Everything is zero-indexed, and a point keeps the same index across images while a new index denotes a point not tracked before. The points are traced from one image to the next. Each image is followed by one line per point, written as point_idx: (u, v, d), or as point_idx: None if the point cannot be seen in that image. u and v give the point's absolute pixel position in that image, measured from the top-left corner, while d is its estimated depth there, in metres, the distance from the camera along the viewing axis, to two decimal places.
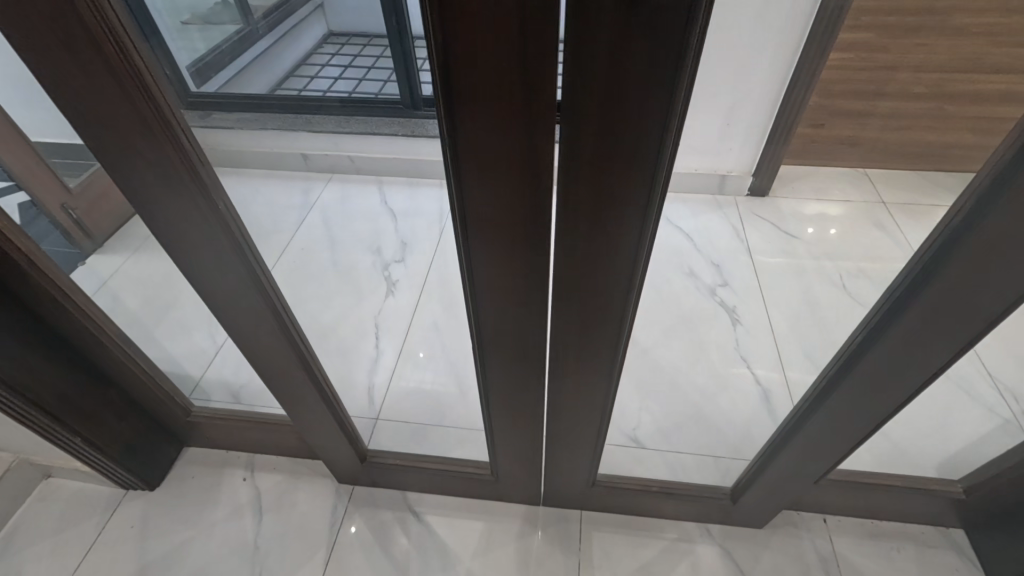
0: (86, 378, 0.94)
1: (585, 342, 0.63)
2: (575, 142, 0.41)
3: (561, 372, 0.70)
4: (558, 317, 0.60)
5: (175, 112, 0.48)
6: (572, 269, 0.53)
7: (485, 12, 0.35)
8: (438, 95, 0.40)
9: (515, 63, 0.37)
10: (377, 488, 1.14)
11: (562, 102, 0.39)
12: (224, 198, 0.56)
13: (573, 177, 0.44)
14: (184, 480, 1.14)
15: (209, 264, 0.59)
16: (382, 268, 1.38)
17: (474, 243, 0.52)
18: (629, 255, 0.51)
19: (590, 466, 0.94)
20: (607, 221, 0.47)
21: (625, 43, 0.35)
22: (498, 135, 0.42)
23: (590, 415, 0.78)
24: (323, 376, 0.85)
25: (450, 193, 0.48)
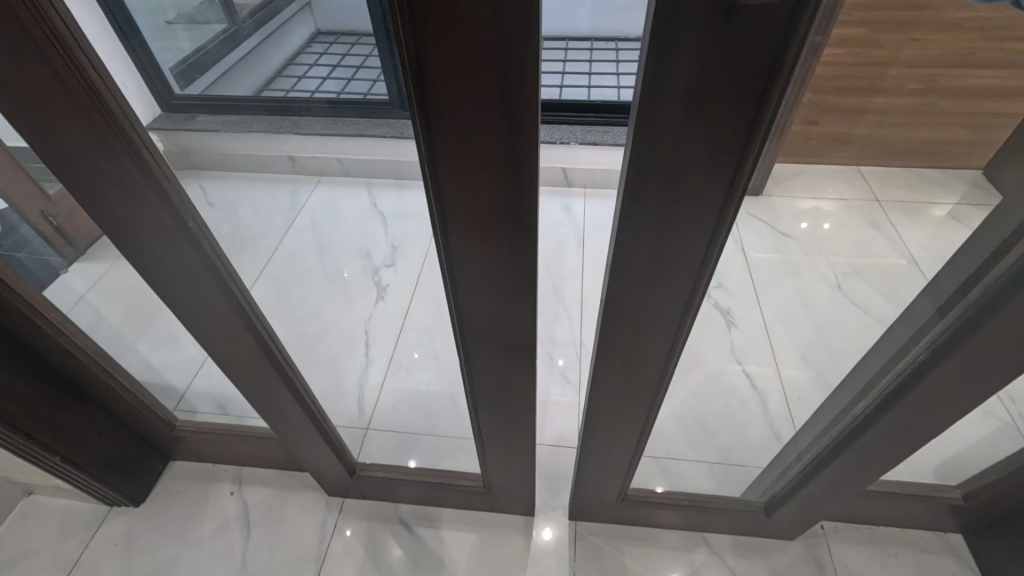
0: (68, 395, 0.91)
1: (636, 353, 0.62)
2: (647, 154, 0.40)
3: (601, 384, 0.69)
4: (607, 329, 0.59)
5: (132, 122, 0.46)
6: (630, 282, 0.52)
7: (462, 11, 0.32)
8: (413, 102, 0.38)
9: (497, 67, 0.34)
10: (368, 500, 1.12)
11: (638, 123, 0.38)
12: (191, 211, 0.53)
13: (639, 192, 0.43)
14: (169, 496, 1.12)
15: (182, 284, 0.56)
16: (371, 272, 1.23)
17: (479, 256, 0.49)
18: (695, 271, 0.50)
19: (622, 476, 0.93)
20: (675, 233, 0.46)
21: (717, 48, 0.33)
22: (482, 147, 0.40)
23: (630, 424, 0.77)
24: (305, 387, 0.82)
25: (433, 206, 0.45)
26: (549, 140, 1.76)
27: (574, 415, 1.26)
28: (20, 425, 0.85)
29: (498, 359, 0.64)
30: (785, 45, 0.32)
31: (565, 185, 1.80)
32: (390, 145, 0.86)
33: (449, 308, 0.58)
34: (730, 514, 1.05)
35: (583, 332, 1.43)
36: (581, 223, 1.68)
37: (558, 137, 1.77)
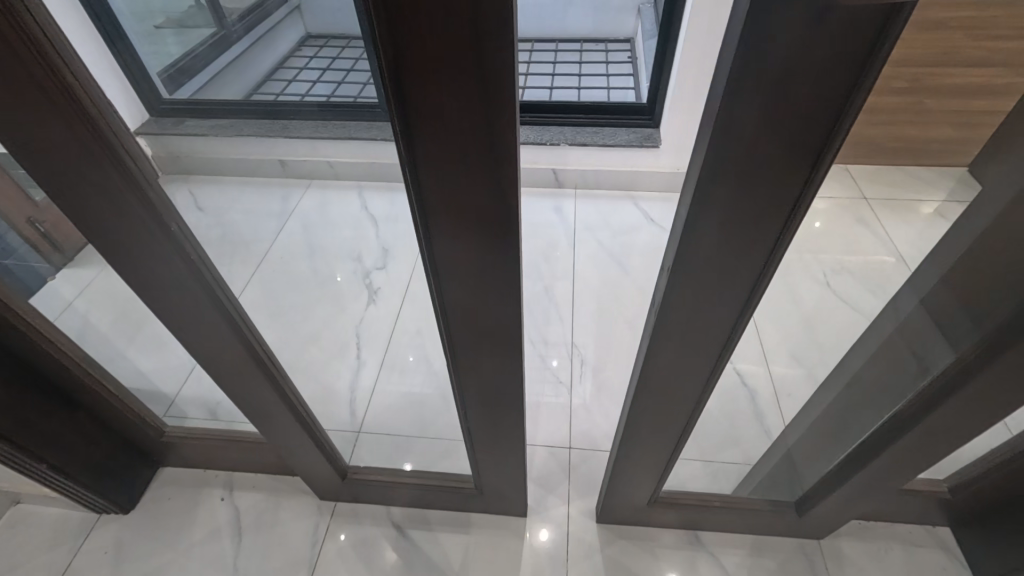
0: (53, 403, 0.90)
1: (685, 353, 0.62)
2: (724, 155, 0.39)
3: (645, 384, 0.68)
4: (659, 330, 0.59)
5: (115, 128, 0.45)
6: (689, 283, 0.52)
7: (438, 13, 0.32)
8: (388, 102, 0.37)
9: (475, 70, 0.34)
10: (359, 504, 1.12)
11: (716, 126, 0.37)
12: (175, 217, 0.53)
13: (711, 192, 0.42)
14: (160, 503, 1.11)
15: (167, 290, 0.56)
16: (362, 276, 1.14)
17: (461, 257, 0.49)
18: (754, 273, 0.50)
19: (655, 477, 0.93)
20: (742, 234, 0.46)
21: (807, 48, 0.32)
22: (462, 149, 0.40)
23: (672, 422, 0.76)
24: (290, 387, 0.80)
25: (412, 203, 0.45)
26: (537, 141, 1.72)
27: (566, 415, 1.27)
28: (9, 434, 0.84)
29: (485, 359, 0.64)
30: (880, 46, 0.32)
31: (555, 186, 1.82)
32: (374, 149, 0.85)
33: (431, 303, 0.58)
34: (722, 513, 1.05)
35: (574, 332, 1.44)
36: (570, 225, 1.71)
37: (547, 138, 1.72)
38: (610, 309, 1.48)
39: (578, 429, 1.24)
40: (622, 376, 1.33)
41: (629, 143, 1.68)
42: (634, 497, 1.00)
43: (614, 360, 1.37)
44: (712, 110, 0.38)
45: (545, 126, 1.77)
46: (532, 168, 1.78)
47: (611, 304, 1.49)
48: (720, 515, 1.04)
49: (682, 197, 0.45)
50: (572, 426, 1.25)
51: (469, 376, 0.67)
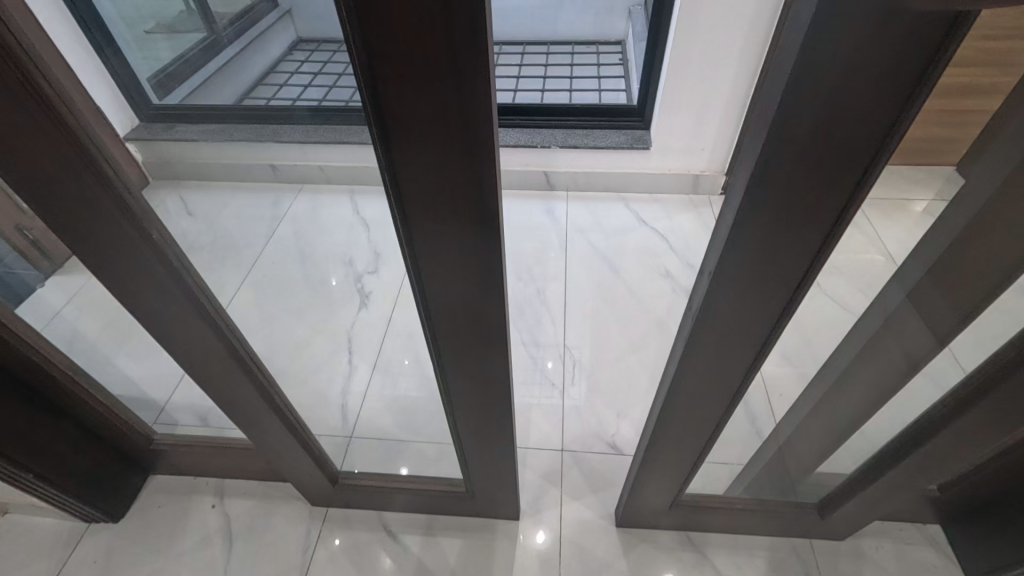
0: (41, 411, 0.90)
1: (722, 358, 0.62)
2: (778, 159, 0.39)
3: (677, 389, 0.68)
4: (695, 334, 0.58)
5: (93, 135, 0.45)
6: (732, 288, 0.51)
7: (411, 16, 0.32)
8: (365, 104, 0.37)
9: (449, 70, 0.34)
10: (351, 509, 1.12)
11: (772, 130, 0.37)
12: (157, 224, 0.53)
13: (763, 197, 0.42)
14: (150, 511, 1.10)
15: (150, 298, 0.56)
16: (354, 279, 0.97)
17: (441, 259, 0.49)
18: (796, 276, 0.50)
19: (681, 480, 0.92)
20: (788, 238, 0.46)
21: (869, 51, 0.32)
22: (440, 152, 0.40)
23: (701, 426, 0.76)
24: (276, 390, 0.79)
25: (391, 203, 0.45)
26: (530, 143, 1.72)
27: (559, 418, 1.26)
28: None
29: (465, 361, 0.63)
30: (942, 52, 0.32)
31: (546, 189, 1.82)
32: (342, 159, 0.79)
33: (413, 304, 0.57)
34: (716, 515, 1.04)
35: (567, 335, 1.43)
36: (563, 226, 1.71)
37: (539, 141, 1.72)
38: (603, 312, 1.48)
39: (570, 431, 1.24)
40: (614, 379, 1.33)
41: (620, 145, 1.68)
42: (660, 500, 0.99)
43: (607, 362, 1.37)
44: (766, 113, 0.37)
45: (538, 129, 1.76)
46: (524, 171, 1.78)
47: (604, 307, 1.49)
48: (714, 517, 1.03)
49: (728, 202, 0.45)
50: (565, 429, 1.24)
51: (464, 379, 0.67)
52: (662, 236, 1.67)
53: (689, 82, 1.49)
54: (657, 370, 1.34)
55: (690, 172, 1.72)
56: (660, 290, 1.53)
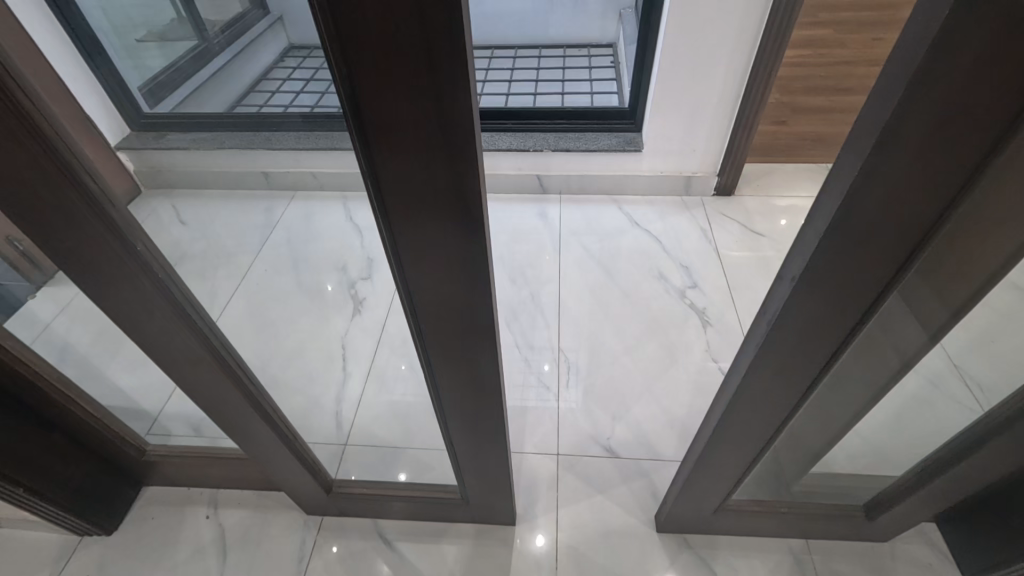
0: (29, 424, 0.89)
1: (790, 367, 0.61)
2: (884, 165, 0.38)
3: (740, 394, 0.68)
4: (769, 342, 0.58)
5: (75, 148, 0.45)
6: (809, 298, 0.51)
7: (383, 14, 0.31)
8: (345, 106, 0.37)
9: (427, 77, 0.34)
10: (347, 517, 1.12)
11: (884, 136, 0.37)
12: (142, 235, 0.52)
13: (857, 204, 0.41)
14: (143, 523, 1.09)
15: (137, 310, 0.56)
16: (348, 287, 0.91)
17: (425, 264, 0.49)
18: (876, 291, 0.49)
19: (729, 485, 0.91)
20: (874, 251, 0.45)
21: (984, 61, 0.32)
22: (422, 154, 0.39)
23: (756, 434, 0.76)
24: (266, 396, 0.77)
25: (374, 202, 0.44)
26: (522, 147, 1.72)
27: (553, 423, 1.26)
28: None
29: (448, 362, 0.63)
30: None
31: (540, 192, 1.82)
32: (312, 168, 0.72)
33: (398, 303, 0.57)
34: (717, 520, 1.03)
35: (562, 339, 1.43)
36: (557, 230, 1.71)
37: (531, 144, 1.72)
38: (598, 315, 1.48)
39: (565, 435, 1.24)
40: (611, 383, 1.33)
41: (612, 147, 1.68)
42: (703, 506, 0.98)
43: (602, 365, 1.37)
44: (880, 113, 0.37)
45: (532, 133, 1.76)
46: (517, 174, 1.79)
47: (601, 311, 1.49)
48: (717, 520, 1.02)
49: (821, 206, 0.44)
50: (561, 434, 1.24)
51: (455, 383, 0.66)
52: (656, 238, 1.67)
53: (680, 83, 1.49)
54: (652, 373, 1.34)
55: (682, 173, 1.73)
56: (654, 292, 1.53)
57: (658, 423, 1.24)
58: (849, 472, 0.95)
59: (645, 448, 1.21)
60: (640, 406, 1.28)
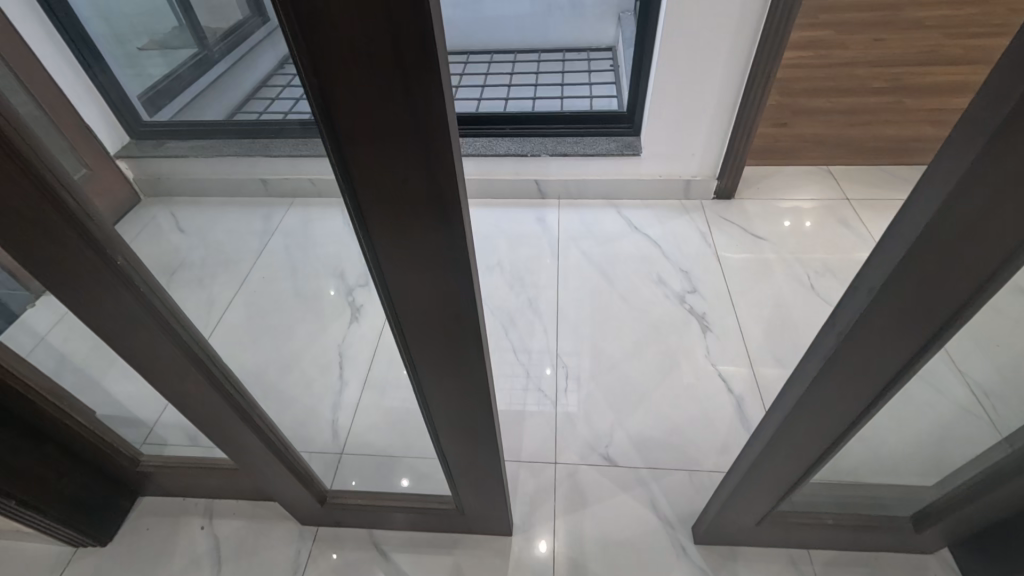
0: (21, 435, 0.89)
1: (857, 384, 0.58)
2: (994, 166, 0.36)
3: (800, 408, 0.65)
4: (840, 357, 0.55)
5: (52, 164, 0.44)
6: (887, 312, 0.48)
7: (346, 7, 0.30)
8: (312, 104, 0.36)
9: (398, 76, 0.33)
10: (342, 528, 1.11)
11: (998, 133, 0.35)
12: (124, 249, 0.52)
13: (956, 208, 0.39)
14: (138, 533, 1.09)
15: (119, 323, 0.55)
16: (345, 295, 0.83)
17: (403, 267, 0.47)
18: (963, 306, 0.46)
19: (770, 500, 0.88)
20: (963, 262, 0.42)
21: None
22: (395, 153, 0.38)
23: (808, 452, 0.73)
24: (251, 404, 0.76)
25: (346, 199, 0.43)
26: (519, 153, 1.71)
27: (552, 430, 1.25)
28: None
29: (438, 368, 0.61)
30: None
31: (539, 197, 1.82)
32: (299, 177, 0.70)
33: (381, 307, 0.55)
34: (730, 532, 1.01)
35: (561, 346, 1.42)
36: (555, 235, 1.70)
37: (529, 149, 1.71)
38: (597, 322, 1.47)
39: (563, 442, 1.22)
40: (609, 389, 1.32)
41: (610, 151, 1.67)
42: (744, 519, 0.96)
43: (600, 371, 1.35)
44: (996, 112, 0.35)
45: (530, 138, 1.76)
46: (515, 179, 1.78)
47: (599, 317, 1.48)
48: (750, 531, 1.00)
49: (914, 211, 0.43)
50: (558, 441, 1.23)
51: (445, 394, 0.66)
52: (655, 242, 1.66)
53: (677, 85, 1.48)
54: (652, 380, 1.33)
55: (681, 177, 1.72)
56: (653, 296, 1.52)
57: (656, 430, 1.23)
58: (860, 482, 0.92)
59: (644, 456, 1.19)
60: (639, 414, 1.26)
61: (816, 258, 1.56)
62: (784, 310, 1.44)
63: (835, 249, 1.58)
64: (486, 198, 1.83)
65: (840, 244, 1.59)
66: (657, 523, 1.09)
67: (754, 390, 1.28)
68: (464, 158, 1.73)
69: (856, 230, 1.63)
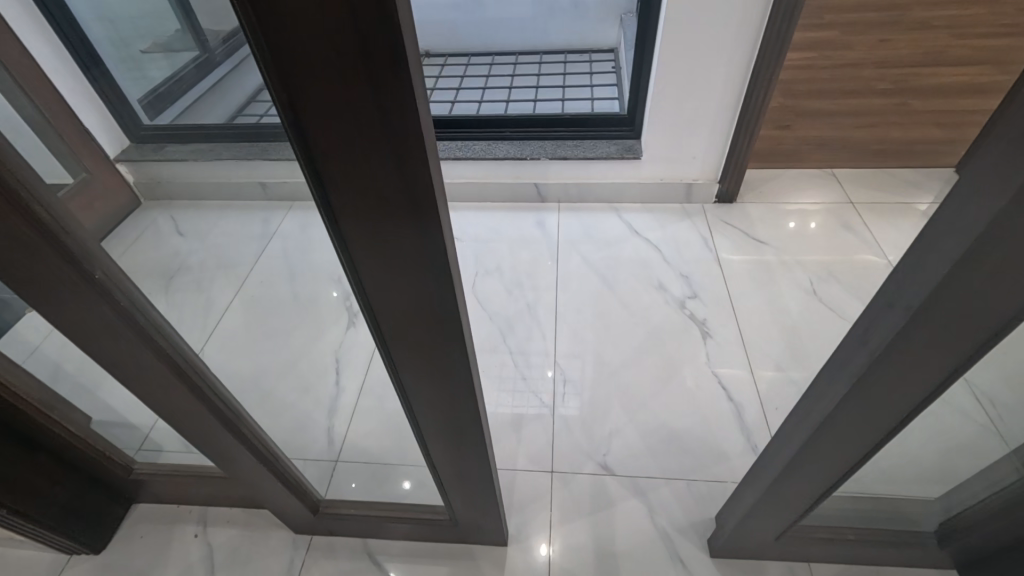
0: (12, 445, 0.88)
1: (887, 400, 0.56)
2: None
3: (827, 425, 0.63)
4: (873, 374, 0.53)
5: (24, 178, 0.43)
6: (930, 328, 0.47)
7: (312, 11, 0.28)
8: (277, 109, 0.34)
9: (369, 84, 0.31)
10: (335, 537, 1.10)
11: None
12: (104, 263, 0.51)
13: (1008, 223, 0.38)
14: (132, 541, 1.08)
15: (100, 336, 0.54)
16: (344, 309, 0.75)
17: (382, 274, 0.46)
18: (1007, 318, 0.44)
19: (789, 518, 0.86)
20: (1012, 275, 0.41)
21: None
22: (370, 161, 0.36)
23: (832, 469, 0.70)
24: (239, 413, 0.75)
25: (318, 204, 0.41)
26: (519, 156, 1.70)
27: (549, 438, 1.23)
28: None
29: (425, 377, 0.60)
30: None
31: (539, 201, 1.81)
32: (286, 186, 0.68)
33: (362, 314, 0.54)
34: (733, 546, 0.99)
35: (559, 352, 1.40)
36: (555, 238, 1.69)
37: (528, 153, 1.70)
38: (596, 328, 1.45)
39: (560, 448, 1.21)
40: (608, 395, 1.30)
41: (611, 155, 1.66)
42: (763, 535, 0.94)
43: (599, 378, 1.34)
44: None
45: (530, 141, 1.74)
46: (515, 183, 1.77)
47: (598, 322, 1.46)
48: (770, 546, 0.98)
49: (953, 223, 0.42)
50: (555, 447, 1.22)
51: (429, 402, 0.64)
52: (656, 246, 1.65)
53: (677, 88, 1.46)
54: (651, 387, 1.31)
55: (682, 180, 1.70)
56: (652, 301, 1.50)
57: (654, 438, 1.21)
58: (865, 496, 0.90)
59: (642, 465, 1.17)
60: (637, 421, 1.25)
61: (819, 263, 1.54)
62: (785, 316, 1.43)
63: (838, 253, 1.56)
64: (486, 202, 1.82)
65: (843, 248, 1.57)
66: (656, 534, 1.07)
67: (755, 398, 1.27)
68: (464, 161, 1.73)
69: (860, 234, 1.60)
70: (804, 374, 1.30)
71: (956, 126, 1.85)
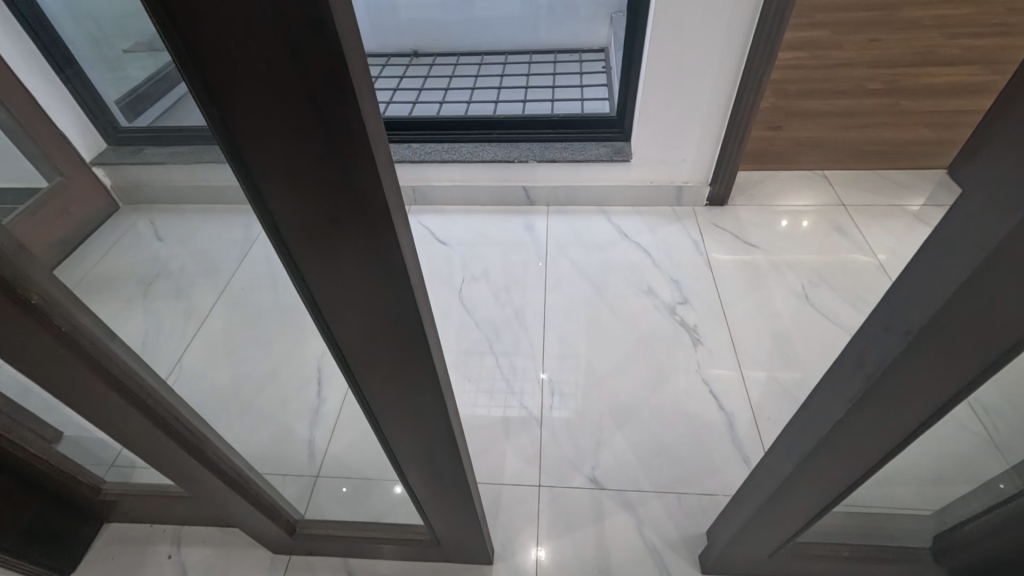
0: None
1: (881, 424, 0.53)
2: None
3: (820, 448, 0.60)
4: (871, 396, 0.51)
5: None
6: (931, 353, 0.44)
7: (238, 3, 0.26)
8: (205, 107, 0.32)
9: (304, 86, 0.29)
10: (314, 555, 1.07)
11: None
12: (43, 287, 0.47)
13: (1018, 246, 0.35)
14: (103, 563, 1.05)
15: (41, 362, 0.51)
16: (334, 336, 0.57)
17: (333, 284, 0.43)
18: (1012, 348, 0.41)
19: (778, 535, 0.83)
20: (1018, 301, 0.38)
21: None
22: (311, 167, 0.34)
23: (824, 490, 0.67)
24: (196, 432, 0.71)
25: (259, 210, 0.38)
26: (506, 158, 1.67)
27: (536, 450, 1.20)
28: None
29: (389, 393, 0.57)
30: None
31: (527, 204, 1.77)
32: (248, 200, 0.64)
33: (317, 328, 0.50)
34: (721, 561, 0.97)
35: (547, 360, 1.37)
36: (543, 243, 1.66)
37: (516, 156, 1.67)
38: (586, 334, 1.42)
39: (547, 461, 1.18)
40: (597, 405, 1.27)
41: (600, 157, 1.63)
42: (753, 551, 0.91)
43: (587, 387, 1.31)
44: None
45: (519, 143, 1.72)
46: (502, 187, 1.74)
47: (587, 330, 1.43)
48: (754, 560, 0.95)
49: (954, 242, 0.39)
50: (542, 460, 1.18)
51: (397, 419, 0.61)
52: (645, 251, 1.62)
53: (667, 91, 1.43)
54: (641, 396, 1.28)
55: (672, 183, 1.67)
56: (643, 307, 1.47)
57: (643, 449, 1.19)
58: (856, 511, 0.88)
59: (631, 478, 1.15)
60: (626, 431, 1.22)
61: (810, 267, 1.52)
62: (777, 322, 1.40)
63: (830, 257, 1.54)
64: (473, 206, 1.79)
65: (834, 252, 1.55)
66: (644, 551, 1.05)
67: (746, 407, 1.24)
68: (450, 164, 1.70)
69: (851, 236, 1.59)
70: (796, 382, 1.27)
71: (947, 127, 1.84)
